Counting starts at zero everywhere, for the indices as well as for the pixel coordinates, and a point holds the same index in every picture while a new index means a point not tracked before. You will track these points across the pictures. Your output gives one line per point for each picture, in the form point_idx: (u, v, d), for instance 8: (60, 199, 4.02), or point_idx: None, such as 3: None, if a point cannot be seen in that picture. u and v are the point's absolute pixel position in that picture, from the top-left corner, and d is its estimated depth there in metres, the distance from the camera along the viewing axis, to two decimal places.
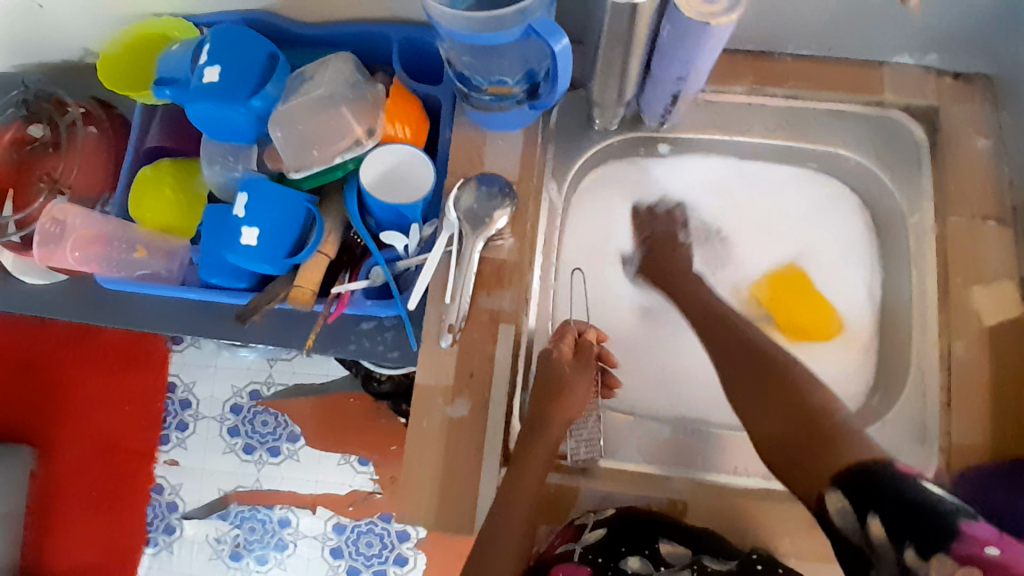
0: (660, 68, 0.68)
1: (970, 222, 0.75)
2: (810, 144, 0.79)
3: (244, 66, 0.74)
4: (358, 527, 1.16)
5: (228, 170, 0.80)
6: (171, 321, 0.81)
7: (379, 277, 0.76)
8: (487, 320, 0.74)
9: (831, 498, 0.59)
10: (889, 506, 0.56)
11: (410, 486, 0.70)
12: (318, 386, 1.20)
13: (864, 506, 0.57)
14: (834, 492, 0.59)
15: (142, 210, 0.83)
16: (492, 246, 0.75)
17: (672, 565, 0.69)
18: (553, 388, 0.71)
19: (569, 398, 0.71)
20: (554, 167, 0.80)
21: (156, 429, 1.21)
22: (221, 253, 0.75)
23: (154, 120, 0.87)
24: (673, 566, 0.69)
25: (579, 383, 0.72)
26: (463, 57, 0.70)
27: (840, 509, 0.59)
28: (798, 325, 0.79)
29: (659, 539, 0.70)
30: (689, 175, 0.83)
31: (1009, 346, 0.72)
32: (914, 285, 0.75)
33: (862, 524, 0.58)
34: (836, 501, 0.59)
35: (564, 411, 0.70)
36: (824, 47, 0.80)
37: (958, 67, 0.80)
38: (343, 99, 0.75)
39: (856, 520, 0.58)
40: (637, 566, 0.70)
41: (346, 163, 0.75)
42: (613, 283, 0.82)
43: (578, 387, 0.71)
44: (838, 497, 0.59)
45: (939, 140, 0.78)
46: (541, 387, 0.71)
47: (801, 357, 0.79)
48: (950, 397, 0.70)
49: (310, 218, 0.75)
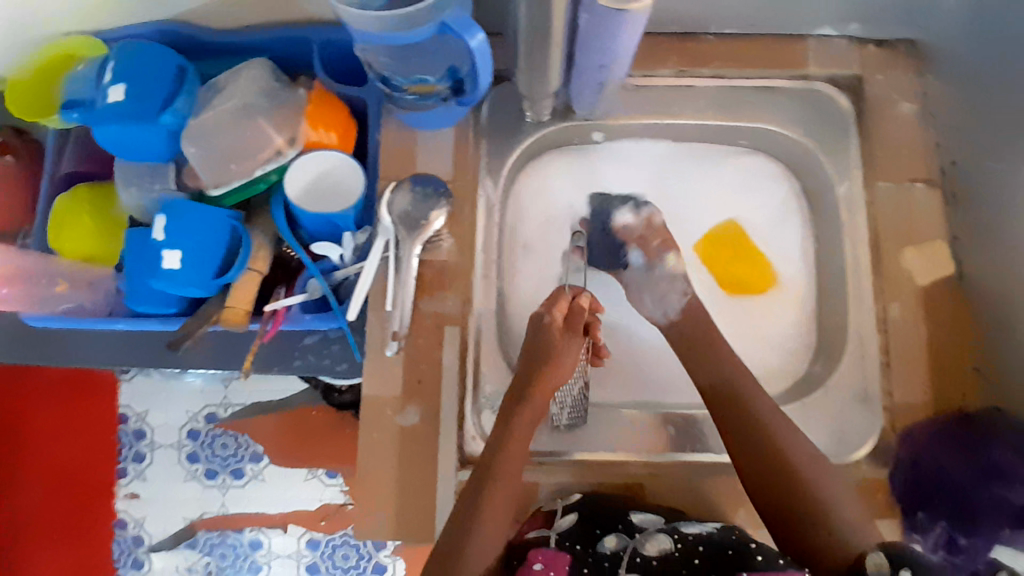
0: (583, 57, 0.67)
1: (899, 185, 0.77)
2: (740, 121, 0.80)
3: (150, 81, 0.71)
4: (332, 541, 1.14)
5: (146, 192, 0.77)
6: (101, 353, 0.77)
7: (317, 289, 0.75)
8: (433, 324, 0.72)
9: (874, 556, 0.59)
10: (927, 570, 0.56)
11: (369, 500, 0.69)
12: (278, 403, 1.17)
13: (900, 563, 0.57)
14: (874, 554, 0.59)
15: (62, 240, 0.79)
16: (431, 248, 0.74)
17: (647, 530, 0.65)
18: (543, 353, 0.71)
19: (558, 363, 0.71)
20: (491, 164, 0.77)
21: (113, 462, 1.16)
22: (146, 281, 0.71)
23: (68, 144, 0.84)
24: (648, 531, 0.65)
25: (569, 349, 0.72)
26: (381, 58, 0.70)
27: (877, 563, 0.57)
28: (736, 278, 0.80)
29: (630, 513, 0.68)
30: (622, 161, 0.83)
31: (941, 305, 0.74)
32: (849, 253, 0.76)
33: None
34: (878, 559, 0.58)
35: (550, 382, 0.70)
36: (746, 25, 0.80)
37: (880, 34, 0.81)
38: (258, 110, 0.73)
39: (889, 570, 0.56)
40: (614, 543, 0.65)
41: (268, 175, 0.73)
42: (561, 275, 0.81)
43: (564, 356, 0.71)
44: (880, 556, 0.58)
45: (864, 109, 0.79)
46: (530, 352, 0.71)
47: (744, 313, 0.79)
48: (889, 356, 0.73)
49: (237, 235, 0.73)
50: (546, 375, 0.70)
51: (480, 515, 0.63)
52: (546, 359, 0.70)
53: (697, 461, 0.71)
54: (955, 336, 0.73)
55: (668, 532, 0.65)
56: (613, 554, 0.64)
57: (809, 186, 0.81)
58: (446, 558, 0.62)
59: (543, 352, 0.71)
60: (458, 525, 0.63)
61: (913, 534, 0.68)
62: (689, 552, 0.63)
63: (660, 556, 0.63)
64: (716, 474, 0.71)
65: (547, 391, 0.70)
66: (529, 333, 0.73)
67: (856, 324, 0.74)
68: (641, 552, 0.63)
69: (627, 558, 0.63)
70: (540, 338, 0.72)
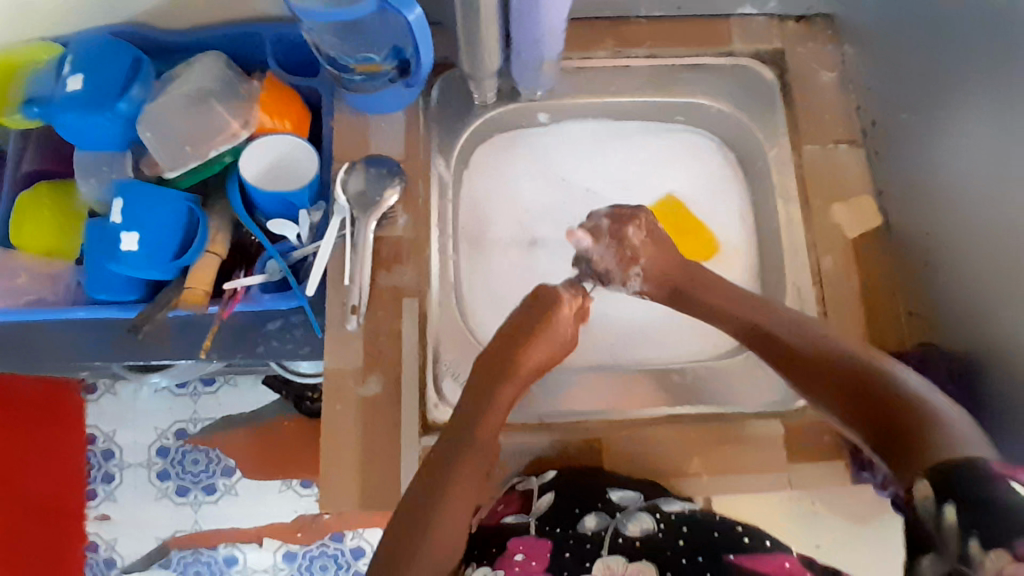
0: (519, 34, 0.71)
1: (825, 148, 0.82)
2: (676, 96, 0.85)
3: (107, 73, 0.78)
4: (310, 552, 1.12)
5: (104, 182, 0.81)
6: (66, 349, 0.79)
7: (276, 271, 0.78)
8: (391, 298, 0.75)
9: (919, 487, 0.46)
10: (969, 496, 0.42)
11: (334, 475, 0.70)
12: (246, 415, 1.16)
13: (944, 493, 0.44)
14: (921, 482, 0.46)
15: (22, 236, 0.83)
16: (386, 225, 0.77)
17: (628, 508, 0.66)
18: (528, 336, 0.70)
19: (536, 352, 0.70)
20: (441, 144, 0.82)
21: (80, 486, 1.12)
22: (104, 265, 0.77)
23: (29, 145, 0.88)
24: (630, 509, 0.65)
25: (556, 337, 0.71)
26: (326, 36, 0.76)
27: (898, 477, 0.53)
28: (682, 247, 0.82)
29: (609, 492, 0.68)
30: (565, 141, 0.87)
31: (871, 255, 0.78)
32: (783, 212, 0.81)
33: (937, 510, 0.43)
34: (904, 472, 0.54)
35: (520, 369, 0.68)
36: (672, 7, 0.86)
37: (798, 11, 0.87)
38: (213, 94, 0.79)
39: (932, 504, 0.44)
40: (593, 523, 0.65)
41: (222, 156, 0.80)
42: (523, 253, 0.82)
43: (546, 344, 0.70)
44: (926, 484, 0.45)
45: (787, 79, 0.85)
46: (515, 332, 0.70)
47: None
48: (826, 306, 0.76)
49: (194, 219, 0.79)
50: (524, 354, 0.69)
51: (445, 491, 0.62)
52: (530, 340, 0.70)
53: (653, 414, 0.74)
54: (889, 282, 0.77)
55: (650, 512, 0.65)
56: (594, 534, 0.64)
57: (742, 156, 0.86)
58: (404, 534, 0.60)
59: (540, 321, 0.71)
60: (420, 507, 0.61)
61: (864, 472, 0.70)
62: (674, 533, 0.63)
63: (643, 537, 0.62)
64: (671, 424, 0.73)
65: (535, 365, 0.70)
66: (522, 311, 0.72)
67: (795, 278, 0.78)
68: (623, 532, 0.63)
69: (610, 538, 0.63)
70: (533, 307, 0.72)
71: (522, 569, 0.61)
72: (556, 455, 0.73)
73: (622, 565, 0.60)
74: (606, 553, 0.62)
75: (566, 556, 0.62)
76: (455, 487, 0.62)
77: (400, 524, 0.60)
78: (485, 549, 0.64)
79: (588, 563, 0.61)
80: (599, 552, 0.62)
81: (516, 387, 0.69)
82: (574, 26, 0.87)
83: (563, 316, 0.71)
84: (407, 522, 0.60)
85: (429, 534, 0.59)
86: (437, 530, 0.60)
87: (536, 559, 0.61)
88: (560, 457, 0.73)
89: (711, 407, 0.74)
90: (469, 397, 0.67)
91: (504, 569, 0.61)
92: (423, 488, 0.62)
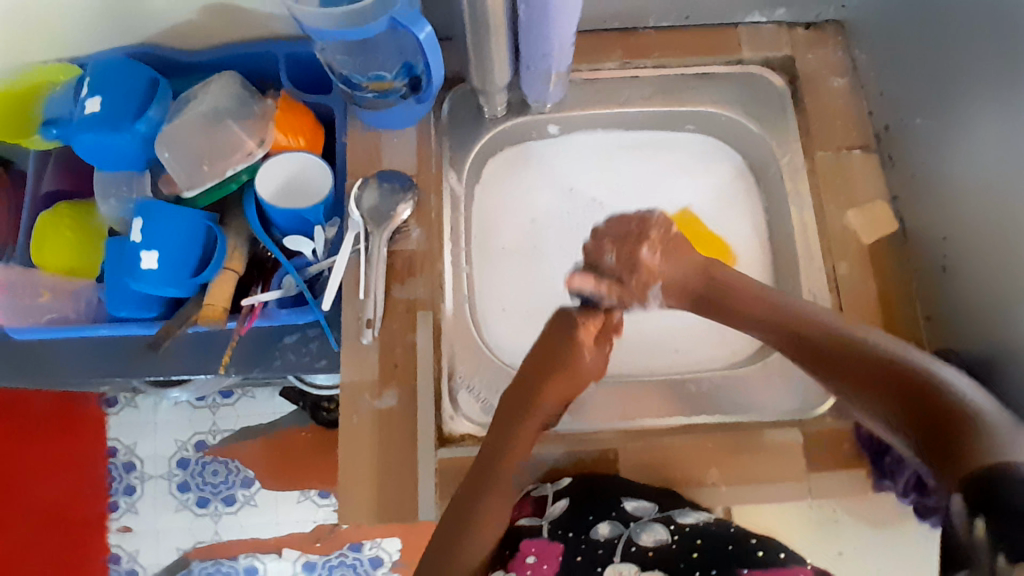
0: (527, 47, 0.72)
1: (837, 153, 0.82)
2: (683, 106, 0.85)
3: (127, 95, 0.81)
4: (328, 562, 1.12)
5: (123, 201, 0.85)
6: (86, 365, 0.81)
7: (292, 286, 0.81)
8: (405, 311, 0.76)
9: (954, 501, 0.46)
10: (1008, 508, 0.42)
11: (352, 487, 0.70)
12: (263, 426, 1.16)
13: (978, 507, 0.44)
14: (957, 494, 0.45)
15: (43, 255, 0.86)
16: (399, 238, 0.78)
17: (642, 520, 0.65)
18: (563, 358, 0.68)
19: (569, 375, 0.69)
20: (452, 158, 0.82)
21: (103, 496, 1.14)
22: (124, 283, 0.80)
23: (49, 166, 0.91)
24: (642, 520, 0.65)
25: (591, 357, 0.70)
26: (339, 56, 0.79)
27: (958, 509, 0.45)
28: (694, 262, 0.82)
29: (623, 500, 0.67)
30: (575, 152, 0.87)
31: (887, 260, 0.78)
32: (796, 218, 0.80)
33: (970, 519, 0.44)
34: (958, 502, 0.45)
35: (548, 394, 0.68)
36: (680, 16, 0.87)
37: (807, 17, 0.87)
38: (228, 113, 0.82)
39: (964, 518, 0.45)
40: (607, 531, 0.65)
41: (238, 175, 0.82)
42: (538, 261, 0.83)
43: (583, 367, 0.69)
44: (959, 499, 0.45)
45: (797, 85, 0.85)
46: (551, 352, 0.69)
47: None
48: (843, 313, 0.76)
49: (212, 237, 0.82)
50: (552, 380, 0.68)
51: (480, 512, 0.64)
52: (564, 365, 0.68)
53: (669, 424, 0.73)
54: (904, 289, 0.77)
55: (664, 522, 0.64)
56: (607, 541, 0.64)
57: (754, 162, 0.86)
58: (444, 544, 0.63)
59: (564, 354, 0.68)
60: (456, 522, 0.63)
61: (884, 481, 0.69)
62: (688, 544, 0.62)
63: (656, 547, 0.62)
64: (686, 434, 0.72)
65: (556, 397, 0.69)
66: (553, 323, 0.71)
67: (811, 285, 0.77)
68: (636, 541, 0.63)
69: (622, 546, 0.63)
70: (551, 340, 0.70)
71: (534, 573, 0.63)
72: (568, 464, 0.73)
73: (633, 572, 0.61)
74: (618, 560, 0.62)
75: (577, 560, 0.63)
76: (488, 505, 0.64)
77: (439, 534, 0.64)
78: (499, 549, 0.66)
79: (599, 568, 0.62)
80: (610, 558, 0.63)
81: (547, 410, 0.69)
82: (583, 38, 0.88)
83: (583, 347, 0.69)
84: (445, 539, 0.63)
85: (464, 549, 0.62)
86: (472, 547, 0.62)
87: (547, 562, 0.63)
88: (573, 466, 0.73)
89: (725, 417, 0.73)
90: (501, 420, 0.68)
91: (516, 573, 0.63)
92: (457, 501, 0.65)
